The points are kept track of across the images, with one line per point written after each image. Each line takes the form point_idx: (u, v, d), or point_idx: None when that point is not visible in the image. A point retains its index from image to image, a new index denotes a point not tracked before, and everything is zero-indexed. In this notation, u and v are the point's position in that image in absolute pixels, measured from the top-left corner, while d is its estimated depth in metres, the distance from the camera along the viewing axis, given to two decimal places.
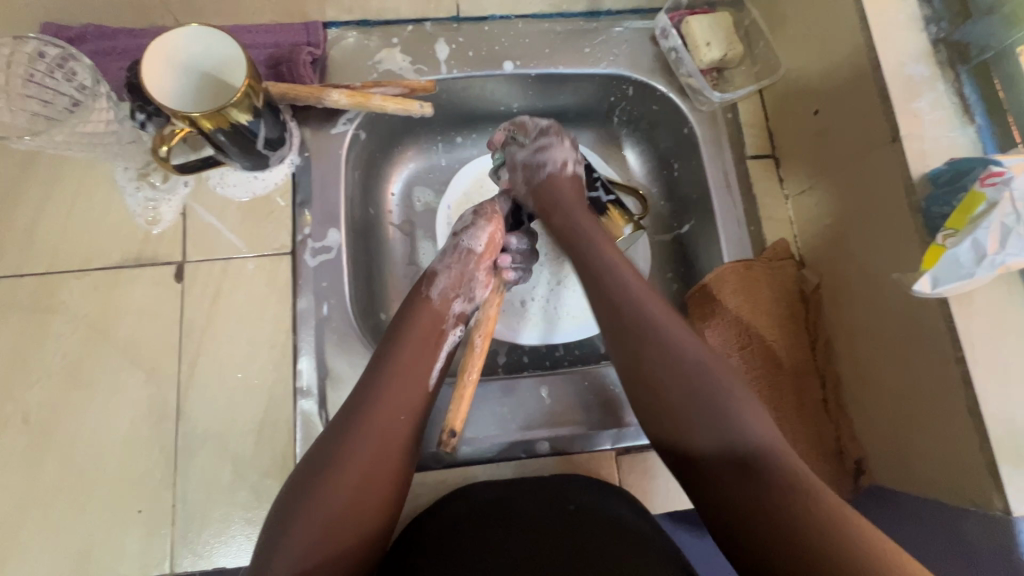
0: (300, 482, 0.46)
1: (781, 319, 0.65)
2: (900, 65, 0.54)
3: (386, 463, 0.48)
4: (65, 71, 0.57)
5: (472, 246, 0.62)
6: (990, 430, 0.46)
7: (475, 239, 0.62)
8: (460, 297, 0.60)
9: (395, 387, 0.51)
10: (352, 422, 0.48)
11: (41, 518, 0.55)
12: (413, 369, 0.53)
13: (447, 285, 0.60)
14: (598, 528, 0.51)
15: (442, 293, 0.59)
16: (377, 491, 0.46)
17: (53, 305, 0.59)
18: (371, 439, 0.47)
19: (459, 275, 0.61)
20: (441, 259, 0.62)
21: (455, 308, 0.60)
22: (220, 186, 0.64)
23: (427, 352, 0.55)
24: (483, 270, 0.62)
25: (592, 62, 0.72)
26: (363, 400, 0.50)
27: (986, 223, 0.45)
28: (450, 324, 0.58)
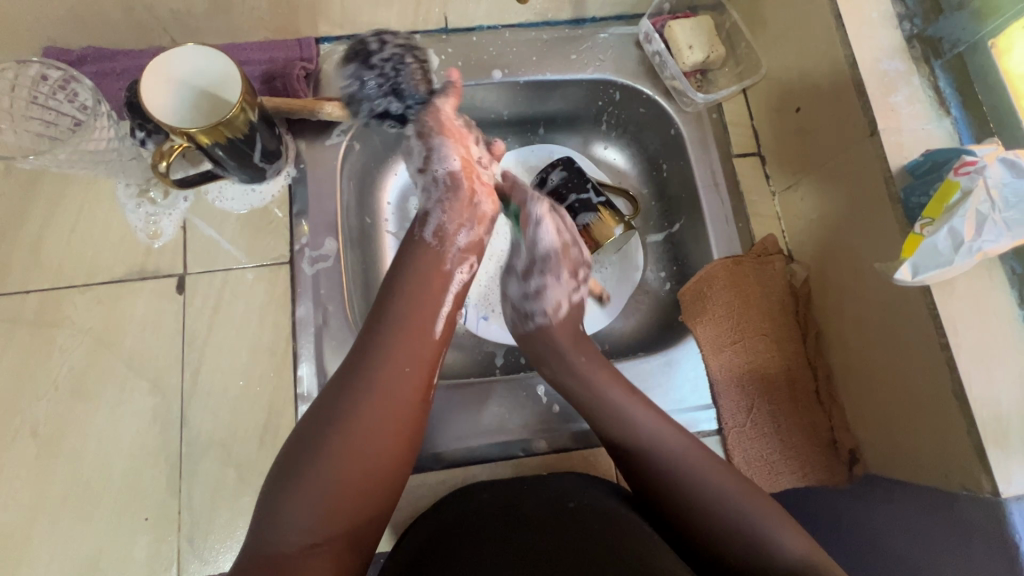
0: (302, 444, 0.47)
1: (772, 311, 0.66)
2: (876, 61, 0.55)
3: (395, 422, 0.49)
4: (67, 92, 0.58)
5: (450, 166, 0.62)
6: (975, 413, 0.47)
7: (447, 159, 0.62)
8: (462, 227, 0.61)
9: (398, 347, 0.52)
10: (357, 383, 0.49)
11: (50, 527, 0.56)
12: (421, 327, 0.54)
13: (446, 218, 0.61)
14: (594, 541, 0.50)
15: (439, 228, 0.60)
16: (389, 456, 0.49)
17: (59, 319, 0.61)
18: (381, 401, 0.49)
19: (457, 205, 0.61)
20: (429, 196, 0.63)
21: (460, 241, 0.61)
22: (219, 199, 0.66)
23: (430, 305, 0.56)
24: (479, 192, 0.63)
25: (578, 68, 0.74)
26: (366, 360, 0.51)
27: (961, 211, 0.46)
28: (451, 261, 0.60)
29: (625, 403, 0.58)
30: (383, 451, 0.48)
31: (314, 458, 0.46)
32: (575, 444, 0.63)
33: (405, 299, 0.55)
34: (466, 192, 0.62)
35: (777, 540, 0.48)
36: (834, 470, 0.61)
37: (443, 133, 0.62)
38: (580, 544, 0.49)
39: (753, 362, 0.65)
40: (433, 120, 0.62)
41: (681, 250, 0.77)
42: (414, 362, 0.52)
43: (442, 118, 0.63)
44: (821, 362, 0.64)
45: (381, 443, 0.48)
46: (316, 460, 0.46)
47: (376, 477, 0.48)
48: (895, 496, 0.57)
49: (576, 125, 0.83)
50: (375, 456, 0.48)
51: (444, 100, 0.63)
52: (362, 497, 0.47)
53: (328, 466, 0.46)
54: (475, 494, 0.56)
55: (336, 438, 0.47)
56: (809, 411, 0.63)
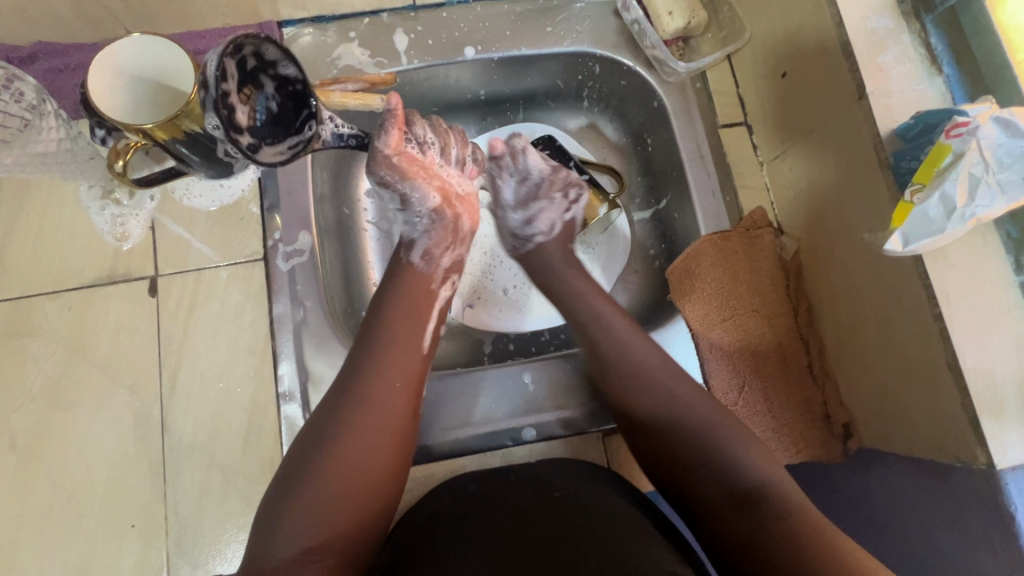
0: (298, 460, 0.46)
1: (762, 286, 0.64)
2: (863, 19, 0.52)
3: (389, 432, 0.48)
4: (11, 91, 0.53)
5: (430, 205, 0.64)
6: (969, 384, 0.45)
7: (425, 199, 0.63)
8: (449, 250, 0.64)
9: (392, 355, 0.52)
10: (348, 401, 0.48)
11: (37, 539, 0.55)
12: (409, 338, 0.54)
13: (434, 242, 0.63)
14: (574, 526, 0.48)
15: (426, 252, 0.62)
16: (384, 464, 0.48)
17: (30, 328, 0.59)
18: (372, 414, 0.48)
19: (444, 232, 0.64)
20: (415, 226, 0.64)
21: (444, 262, 0.63)
22: (187, 197, 0.63)
23: (416, 322, 0.55)
24: (461, 213, 0.66)
25: (555, 41, 0.70)
26: (356, 375, 0.50)
27: (953, 176, 0.44)
28: (438, 283, 0.61)
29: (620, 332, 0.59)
30: (384, 461, 0.48)
31: (308, 474, 0.45)
32: (565, 431, 0.62)
33: (393, 316, 0.55)
34: (453, 219, 0.65)
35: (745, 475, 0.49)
36: (829, 445, 0.60)
37: (409, 176, 0.61)
38: (557, 529, 0.48)
39: (745, 339, 0.63)
40: (389, 167, 0.60)
41: (669, 227, 0.75)
42: (405, 376, 0.51)
43: (400, 160, 0.60)
44: (813, 337, 0.63)
45: (374, 452, 0.47)
46: (311, 476, 0.45)
47: (376, 488, 0.47)
48: (889, 469, 0.56)
49: (556, 102, 0.80)
50: (365, 466, 0.46)
51: (384, 139, 0.58)
52: (360, 507, 0.46)
53: (322, 481, 0.45)
54: (461, 487, 0.55)
55: (328, 453, 0.46)
56: (802, 387, 0.62)
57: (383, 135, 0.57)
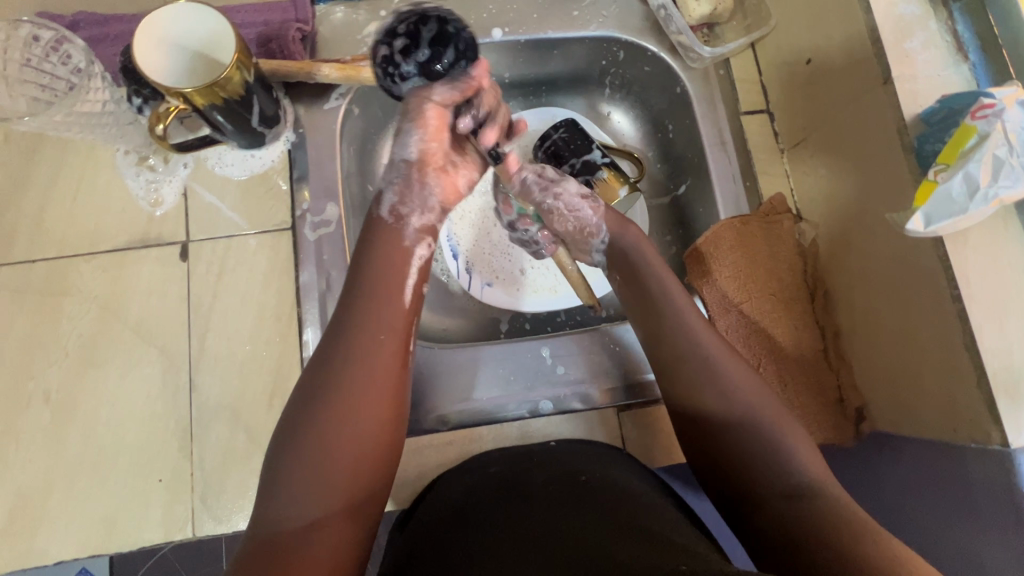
0: (290, 424, 0.44)
1: (779, 271, 0.65)
2: (890, 7, 0.53)
3: (373, 403, 0.45)
4: (60, 54, 0.58)
5: (415, 147, 0.53)
6: (987, 366, 0.46)
7: (409, 146, 0.53)
8: (411, 211, 0.53)
9: (374, 313, 0.48)
10: (335, 362, 0.45)
11: (67, 490, 0.57)
12: (389, 296, 0.49)
13: (396, 199, 0.53)
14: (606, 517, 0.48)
15: (393, 208, 0.53)
16: (377, 424, 0.45)
17: (66, 287, 0.61)
18: (352, 387, 0.45)
19: (404, 189, 0.53)
20: (388, 175, 0.54)
21: (414, 223, 0.53)
22: (219, 165, 0.65)
23: (397, 275, 0.50)
24: (432, 179, 0.54)
25: (581, 25, 0.71)
26: (341, 330, 0.47)
27: (976, 157, 0.45)
28: (412, 241, 0.52)
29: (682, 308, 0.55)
30: (374, 425, 0.45)
31: (294, 451, 0.43)
32: (581, 405, 0.64)
33: (369, 276, 0.49)
34: (431, 180, 0.54)
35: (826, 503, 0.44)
36: (841, 430, 0.61)
37: (423, 119, 0.53)
38: (592, 521, 0.47)
39: (761, 323, 0.64)
40: (466, 104, 0.56)
41: (687, 212, 0.76)
42: (384, 341, 0.47)
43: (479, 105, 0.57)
44: (829, 323, 0.64)
45: (360, 425, 0.44)
46: (295, 454, 0.43)
47: (369, 450, 0.45)
48: (901, 453, 0.56)
49: (579, 87, 0.81)
50: (353, 429, 0.44)
51: (476, 68, 0.54)
52: (351, 477, 0.44)
53: (305, 457, 0.43)
54: (482, 469, 0.57)
55: (312, 429, 0.44)
56: (817, 371, 0.63)
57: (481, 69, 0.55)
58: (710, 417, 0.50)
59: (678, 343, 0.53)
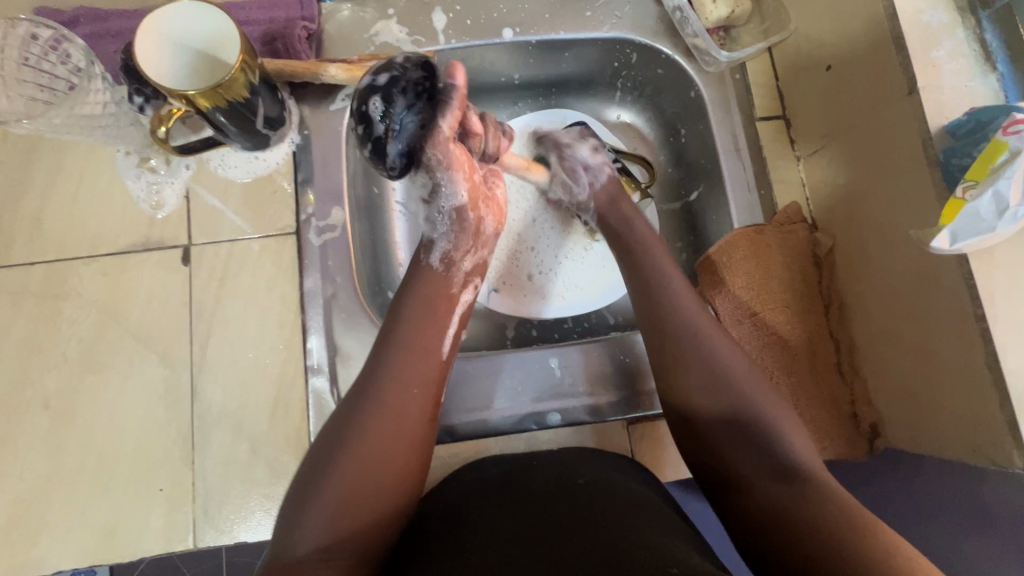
0: (321, 453, 0.46)
1: (793, 282, 0.64)
2: (917, 13, 0.52)
3: (410, 442, 0.48)
4: (59, 53, 0.56)
5: (456, 200, 0.57)
6: (1010, 388, 0.45)
7: (454, 190, 0.56)
8: (467, 254, 0.60)
9: (412, 359, 0.51)
10: (371, 393, 0.48)
11: (66, 497, 0.56)
12: (424, 349, 0.52)
13: (448, 248, 0.59)
14: (598, 508, 0.48)
15: (443, 257, 0.58)
16: (402, 463, 0.48)
17: (65, 291, 0.60)
18: (391, 419, 0.48)
19: (461, 232, 0.59)
20: (435, 226, 0.59)
21: (465, 266, 0.60)
22: (221, 167, 0.63)
23: (436, 324, 0.54)
24: (485, 214, 0.60)
25: (594, 26, 0.70)
26: (380, 366, 0.50)
27: (1008, 173, 0.44)
28: (459, 287, 0.58)
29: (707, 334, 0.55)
30: (402, 461, 0.48)
31: (328, 475, 0.45)
32: (589, 417, 0.62)
33: (409, 326, 0.53)
34: (474, 221, 0.59)
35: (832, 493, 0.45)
36: (854, 443, 0.60)
37: (453, 166, 0.54)
38: (585, 512, 0.47)
39: (774, 335, 0.63)
40: (443, 153, 0.52)
41: (698, 219, 0.74)
42: (422, 382, 0.50)
43: (453, 149, 0.53)
44: (843, 336, 0.62)
45: (394, 459, 0.47)
46: (330, 478, 0.45)
47: (391, 484, 0.47)
48: (915, 471, 0.56)
49: (590, 89, 0.79)
50: (383, 463, 0.46)
51: (447, 117, 0.51)
52: (377, 504, 0.46)
53: (341, 481, 0.45)
54: (482, 469, 0.56)
55: (347, 454, 0.46)
56: (830, 384, 0.62)
57: (445, 119, 0.51)
58: (705, 410, 0.52)
59: (699, 347, 0.54)
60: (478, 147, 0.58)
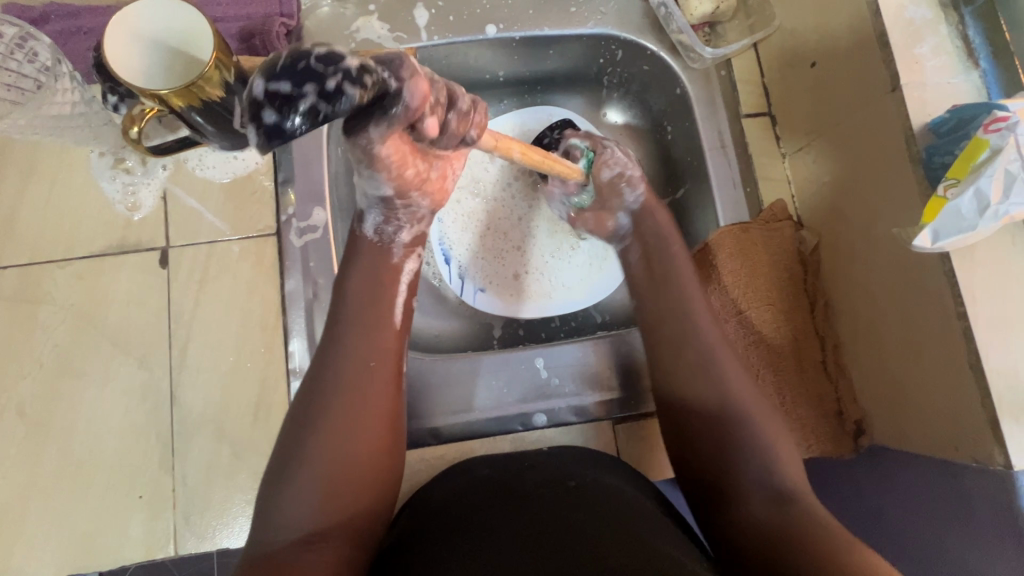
0: (291, 435, 0.46)
1: (780, 279, 0.64)
2: (900, 9, 0.51)
3: (377, 419, 0.47)
4: (26, 51, 0.54)
5: (382, 190, 0.47)
6: (991, 386, 0.45)
7: (377, 186, 0.46)
8: (408, 226, 0.53)
9: (366, 335, 0.49)
10: (329, 374, 0.47)
11: (43, 506, 0.55)
12: (377, 322, 0.51)
13: (381, 220, 0.52)
14: (592, 516, 0.47)
15: (377, 228, 0.52)
16: (371, 442, 0.46)
17: (39, 295, 0.58)
18: (350, 398, 0.47)
19: (407, 215, 0.52)
20: (371, 207, 0.51)
21: (404, 237, 0.54)
22: (200, 168, 0.62)
23: (382, 296, 0.52)
24: (423, 197, 0.50)
25: (578, 22, 0.69)
26: (337, 344, 0.49)
27: (989, 171, 0.43)
28: (399, 257, 0.53)
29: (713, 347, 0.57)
30: (372, 437, 0.47)
31: (298, 461, 0.44)
32: (575, 417, 0.62)
33: (354, 297, 0.51)
34: (408, 203, 0.50)
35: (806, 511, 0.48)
36: (840, 441, 0.60)
37: (378, 165, 0.41)
38: (568, 519, 0.47)
39: (761, 332, 0.63)
40: (361, 155, 0.39)
41: (685, 217, 0.74)
42: (376, 357, 0.49)
43: (392, 154, 0.41)
44: (829, 333, 0.62)
45: (367, 435, 0.46)
46: (300, 470, 0.44)
47: (363, 464, 0.46)
48: (900, 467, 0.56)
49: (576, 85, 0.78)
50: (354, 443, 0.46)
51: (378, 126, 0.36)
52: (354, 486, 0.45)
53: (314, 469, 0.44)
54: (473, 471, 0.55)
55: (315, 443, 0.45)
56: (816, 382, 0.62)
57: (378, 129, 0.36)
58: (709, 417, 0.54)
59: (701, 342, 0.57)
60: (434, 140, 0.42)
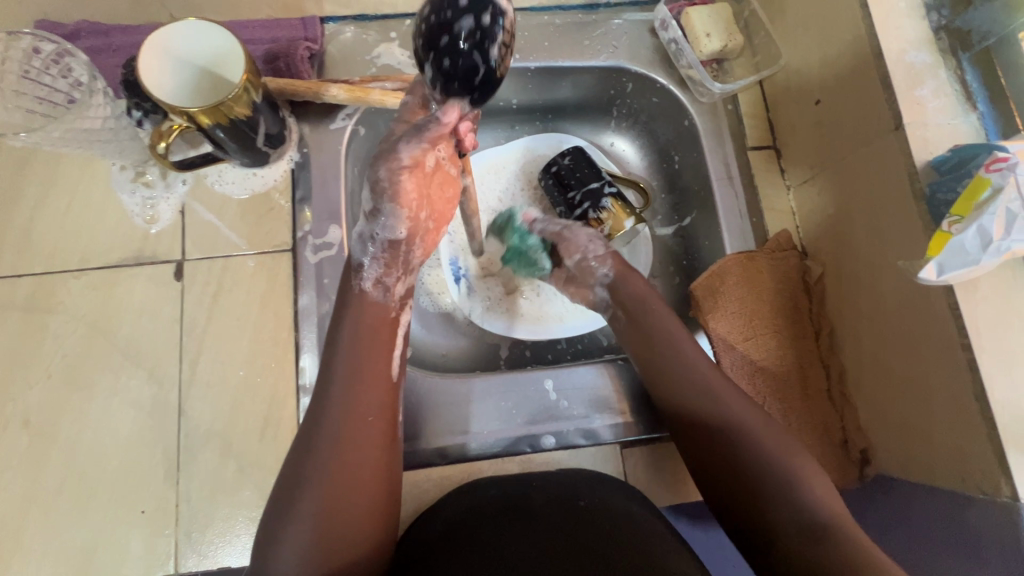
0: (290, 484, 0.46)
1: (784, 308, 0.65)
2: (902, 53, 0.54)
3: (371, 467, 0.48)
4: (61, 66, 0.56)
5: (393, 233, 0.56)
6: (996, 419, 0.46)
7: (391, 227, 0.55)
8: (401, 281, 0.57)
9: (364, 390, 0.50)
10: (325, 426, 0.48)
11: (43, 519, 0.54)
12: (373, 376, 0.51)
13: (380, 273, 0.56)
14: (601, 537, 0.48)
15: (376, 283, 0.55)
16: (365, 491, 0.47)
17: (53, 304, 0.59)
18: (348, 449, 0.47)
19: (392, 262, 0.56)
20: (365, 249, 0.56)
21: (399, 293, 0.56)
22: (219, 183, 0.63)
23: (381, 351, 0.52)
24: (415, 249, 0.58)
25: (591, 55, 0.71)
26: (334, 395, 0.49)
27: (992, 209, 0.45)
28: (397, 311, 0.56)
29: (677, 349, 0.59)
30: (370, 489, 0.47)
31: (296, 511, 0.45)
32: (583, 440, 0.62)
33: (348, 350, 0.51)
34: (405, 255, 0.57)
35: (813, 498, 0.49)
36: (846, 471, 0.60)
37: (397, 199, 0.53)
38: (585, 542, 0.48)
39: (766, 359, 0.64)
40: (391, 178, 0.52)
41: (691, 244, 0.76)
42: (374, 411, 0.50)
43: (403, 178, 0.52)
44: (834, 361, 0.63)
45: (357, 486, 0.47)
46: (289, 523, 0.44)
47: (359, 514, 0.46)
48: (909, 498, 0.56)
49: (587, 115, 0.81)
50: (349, 494, 0.46)
51: (404, 149, 0.50)
52: (350, 535, 0.45)
53: (307, 521, 0.44)
54: (479, 489, 0.54)
55: (306, 494, 0.45)
56: (822, 411, 0.62)
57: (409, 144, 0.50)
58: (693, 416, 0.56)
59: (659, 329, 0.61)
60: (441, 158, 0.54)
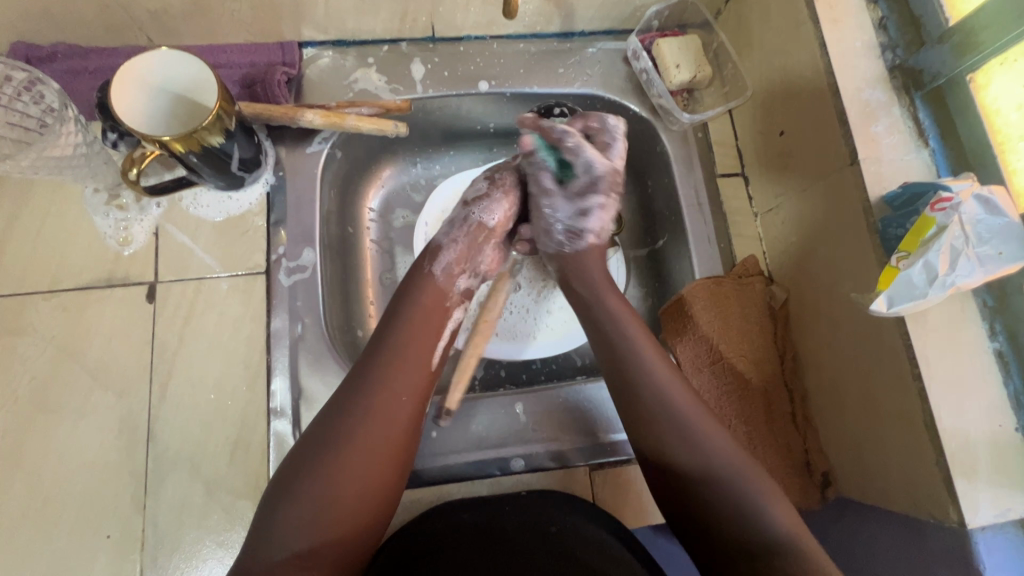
0: (301, 458, 0.46)
1: (750, 333, 0.66)
2: (858, 91, 0.56)
3: (384, 446, 0.47)
4: (33, 94, 0.56)
5: (485, 219, 0.63)
6: (945, 446, 0.48)
7: (487, 213, 0.63)
8: (464, 272, 0.60)
9: (395, 369, 0.50)
10: (355, 398, 0.48)
11: (5, 545, 0.54)
12: (413, 356, 0.52)
13: (451, 259, 0.60)
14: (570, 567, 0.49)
15: (445, 268, 0.59)
16: (380, 471, 0.47)
17: (21, 327, 0.58)
18: (373, 425, 0.47)
19: (465, 250, 0.61)
20: (448, 232, 0.62)
21: (460, 285, 0.60)
22: (194, 206, 0.64)
23: (428, 337, 0.54)
24: (490, 248, 0.63)
25: (565, 82, 0.73)
26: (364, 371, 0.50)
27: (936, 246, 0.47)
28: (454, 303, 0.59)
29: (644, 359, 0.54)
30: (383, 473, 0.47)
31: (303, 483, 0.44)
32: (553, 464, 0.63)
33: (399, 331, 0.53)
34: (480, 244, 0.62)
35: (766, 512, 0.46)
36: (810, 493, 0.61)
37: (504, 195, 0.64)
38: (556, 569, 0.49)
39: (732, 383, 0.64)
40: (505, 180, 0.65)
41: (664, 267, 0.77)
42: (405, 392, 0.50)
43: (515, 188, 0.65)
44: (797, 385, 0.65)
45: (373, 464, 0.47)
46: (303, 489, 0.44)
47: (371, 490, 0.46)
48: (867, 520, 0.58)
49: None
50: (366, 470, 0.46)
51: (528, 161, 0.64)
52: (353, 515, 0.45)
53: (313, 494, 0.44)
54: (449, 513, 0.55)
55: (326, 465, 0.45)
56: (786, 434, 0.63)
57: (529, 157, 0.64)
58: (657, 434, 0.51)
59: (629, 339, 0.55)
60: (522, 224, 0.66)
